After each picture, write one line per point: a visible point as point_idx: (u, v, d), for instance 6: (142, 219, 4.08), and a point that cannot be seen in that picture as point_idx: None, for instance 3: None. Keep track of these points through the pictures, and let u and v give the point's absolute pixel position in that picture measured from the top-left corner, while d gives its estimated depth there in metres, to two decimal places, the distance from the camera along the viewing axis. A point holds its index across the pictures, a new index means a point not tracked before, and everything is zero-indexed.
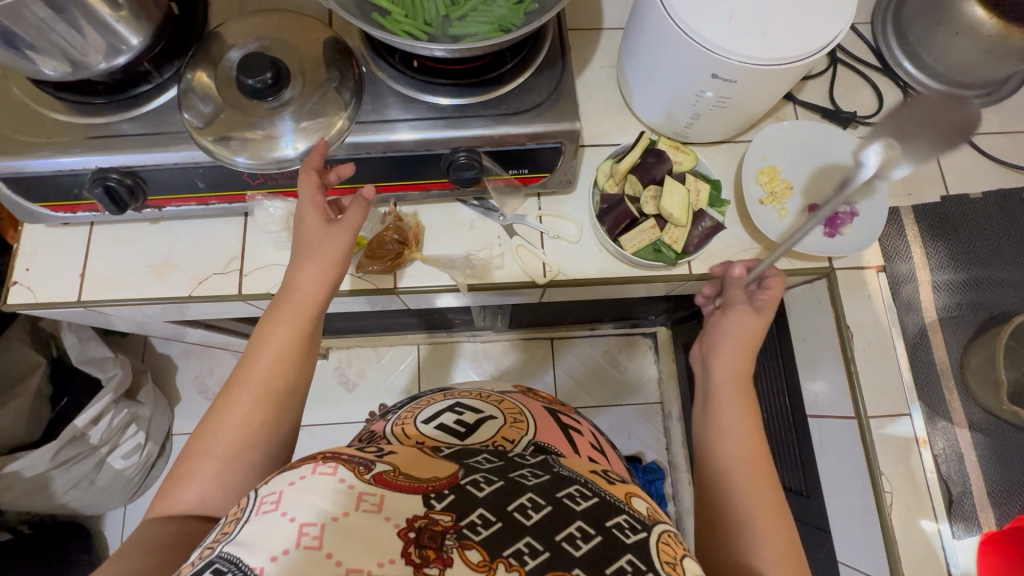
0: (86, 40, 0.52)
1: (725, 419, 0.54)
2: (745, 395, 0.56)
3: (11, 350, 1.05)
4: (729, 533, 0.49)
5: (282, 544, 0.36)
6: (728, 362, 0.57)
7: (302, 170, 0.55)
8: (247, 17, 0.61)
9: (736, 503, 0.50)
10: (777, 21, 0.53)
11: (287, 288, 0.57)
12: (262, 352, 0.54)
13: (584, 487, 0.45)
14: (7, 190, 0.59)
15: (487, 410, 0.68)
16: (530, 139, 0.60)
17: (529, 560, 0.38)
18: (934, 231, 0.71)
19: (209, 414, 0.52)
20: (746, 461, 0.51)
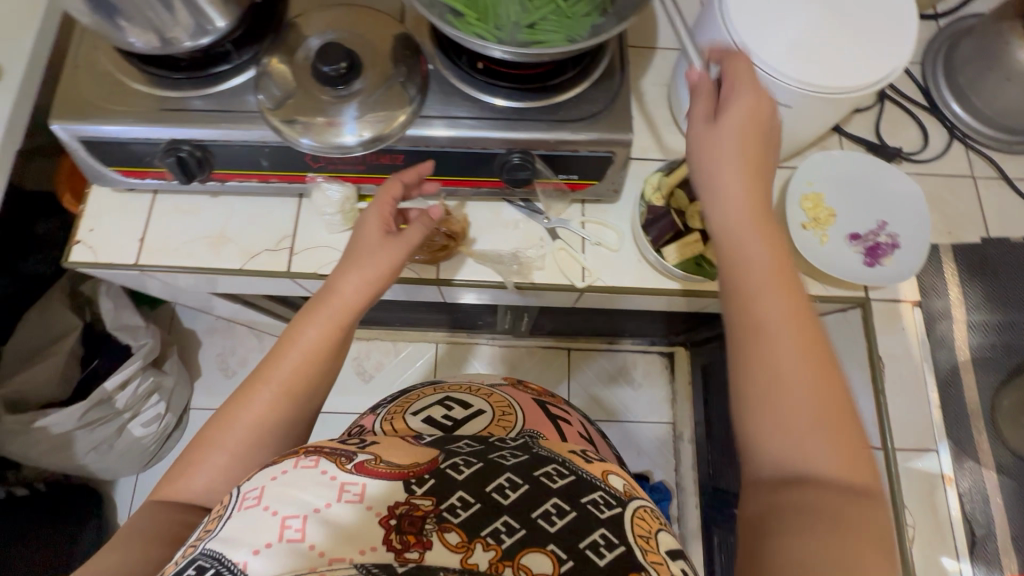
0: (174, 19, 0.57)
1: (756, 295, 0.44)
2: (775, 247, 0.46)
3: (49, 309, 1.10)
4: (775, 438, 0.41)
5: (265, 537, 0.39)
6: (746, 232, 0.46)
7: (393, 177, 0.61)
8: (326, 10, 0.64)
9: (783, 399, 0.41)
10: (837, 52, 0.55)
11: (328, 291, 0.58)
12: (292, 351, 0.56)
13: (560, 466, 0.49)
14: (85, 153, 0.62)
15: (474, 404, 0.72)
16: (584, 146, 0.62)
17: (505, 538, 0.41)
18: (972, 273, 0.73)
19: (229, 400, 0.54)
20: (785, 327, 0.42)
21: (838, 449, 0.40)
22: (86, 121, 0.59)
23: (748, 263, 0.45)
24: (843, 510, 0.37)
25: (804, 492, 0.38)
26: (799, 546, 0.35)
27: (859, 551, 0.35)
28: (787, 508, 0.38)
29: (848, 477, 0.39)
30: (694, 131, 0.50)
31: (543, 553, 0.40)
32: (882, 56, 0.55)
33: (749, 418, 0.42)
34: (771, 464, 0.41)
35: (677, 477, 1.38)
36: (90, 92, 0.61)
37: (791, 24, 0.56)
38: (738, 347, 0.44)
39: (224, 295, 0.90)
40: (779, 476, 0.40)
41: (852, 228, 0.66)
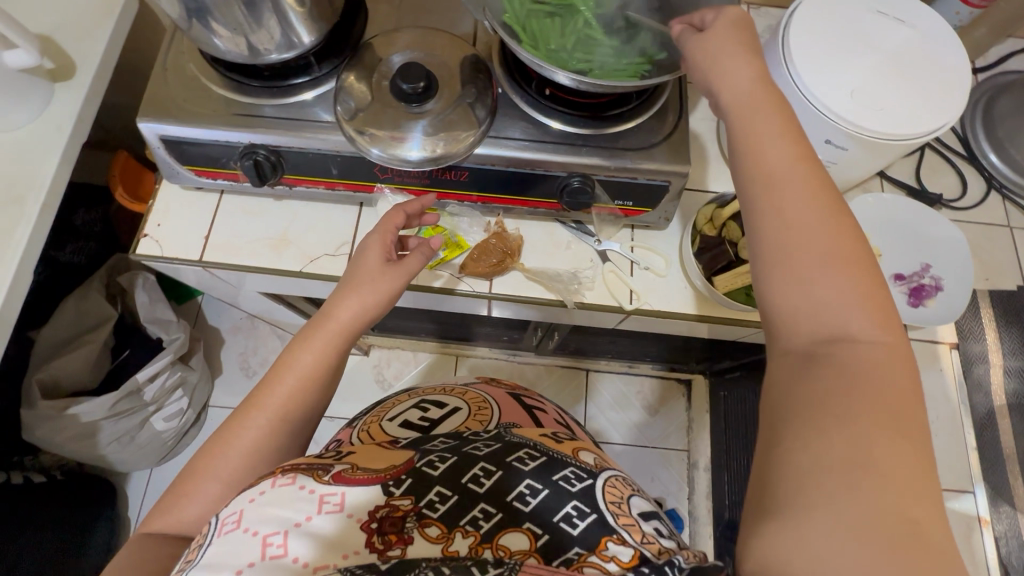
0: (262, 29, 0.58)
1: (774, 167, 0.43)
2: (788, 127, 0.44)
3: (86, 298, 1.10)
4: (801, 307, 0.40)
5: (248, 557, 0.39)
6: (759, 111, 0.45)
7: (396, 208, 0.64)
8: (405, 31, 0.68)
9: (809, 269, 0.40)
10: (896, 101, 0.57)
11: (326, 315, 0.60)
12: (286, 376, 0.57)
13: (533, 449, 0.52)
14: (164, 152, 0.65)
15: (450, 403, 0.74)
16: (644, 174, 0.64)
17: (483, 524, 0.44)
18: (1008, 317, 0.75)
19: (224, 425, 0.56)
20: (808, 196, 0.42)
21: (870, 312, 0.39)
22: (169, 121, 0.62)
23: (763, 143, 0.44)
24: (870, 375, 0.37)
25: (836, 361, 0.38)
26: (826, 421, 0.36)
27: (887, 419, 0.35)
28: (816, 385, 0.38)
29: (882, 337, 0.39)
30: (695, 43, 0.50)
31: (520, 531, 0.44)
32: (939, 108, 0.57)
33: (773, 295, 0.41)
34: (797, 332, 0.40)
35: (689, 505, 1.36)
36: (175, 95, 0.64)
37: (851, 72, 0.58)
38: (760, 226, 0.42)
39: (265, 295, 0.91)
40: (809, 343, 0.40)
41: (897, 268, 0.68)
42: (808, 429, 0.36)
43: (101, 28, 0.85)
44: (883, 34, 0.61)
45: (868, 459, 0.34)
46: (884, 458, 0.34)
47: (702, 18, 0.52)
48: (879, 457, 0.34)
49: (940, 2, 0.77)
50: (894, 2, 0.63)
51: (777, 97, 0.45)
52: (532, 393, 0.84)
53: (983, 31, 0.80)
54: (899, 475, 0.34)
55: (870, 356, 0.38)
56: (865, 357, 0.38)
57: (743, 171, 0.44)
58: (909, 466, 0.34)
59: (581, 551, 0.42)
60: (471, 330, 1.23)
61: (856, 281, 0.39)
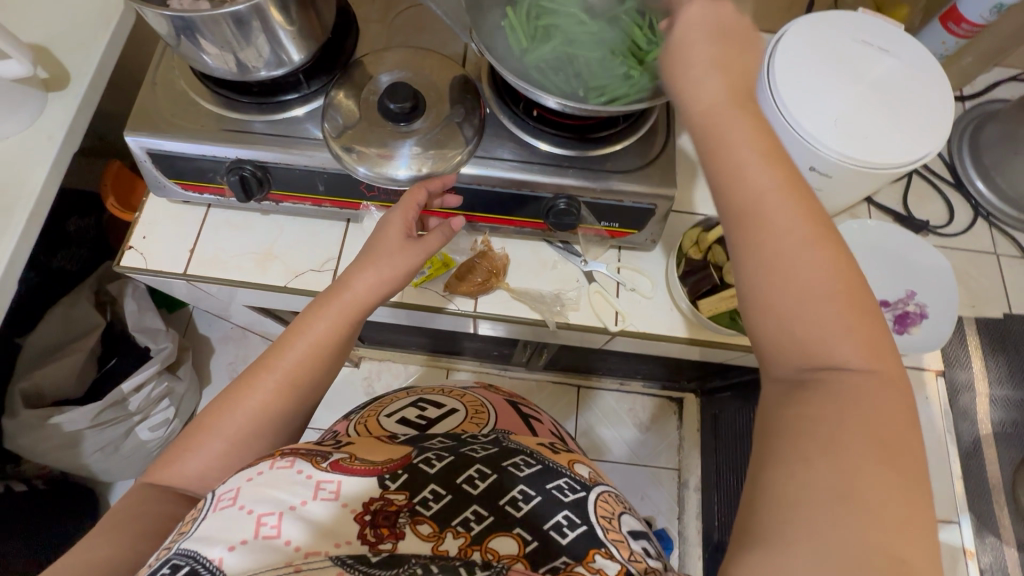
0: (251, 46, 0.58)
1: (756, 194, 0.39)
2: (769, 147, 0.39)
3: (75, 306, 1.10)
4: (784, 335, 0.38)
5: (240, 535, 0.38)
6: (735, 135, 0.40)
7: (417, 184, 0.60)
8: (395, 51, 0.68)
9: (794, 299, 0.37)
10: (880, 131, 0.58)
11: (341, 284, 0.58)
12: (298, 341, 0.56)
13: (528, 457, 0.51)
14: (151, 165, 0.65)
15: (449, 404, 0.73)
16: (630, 197, 0.64)
17: (474, 526, 0.43)
18: (995, 345, 0.75)
19: (236, 380, 0.55)
20: (791, 220, 0.38)
21: (857, 336, 0.36)
22: (156, 135, 0.62)
23: (740, 170, 0.39)
24: (854, 407, 0.35)
25: (821, 394, 0.36)
26: (809, 459, 0.34)
27: (877, 452, 0.33)
28: (798, 423, 0.36)
29: (867, 362, 0.37)
30: (662, 52, 0.44)
31: (509, 536, 0.43)
32: (923, 138, 0.58)
33: (756, 322, 0.39)
34: (784, 360, 0.38)
35: (679, 526, 1.34)
36: (164, 109, 0.64)
37: (835, 101, 0.59)
38: (741, 256, 0.39)
39: (251, 308, 0.90)
40: (797, 372, 0.38)
41: (882, 294, 0.68)
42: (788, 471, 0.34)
43: (95, 39, 0.86)
44: (867, 64, 0.61)
45: (855, 492, 0.32)
46: (875, 498, 0.32)
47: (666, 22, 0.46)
48: (867, 496, 0.32)
49: (927, 31, 0.78)
50: (879, 33, 0.64)
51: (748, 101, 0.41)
52: (530, 402, 0.83)
53: (970, 59, 0.81)
54: (891, 516, 0.32)
55: (856, 384, 0.36)
56: (852, 386, 0.36)
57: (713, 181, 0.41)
58: (898, 499, 0.33)
59: (568, 560, 0.41)
60: (461, 345, 1.23)
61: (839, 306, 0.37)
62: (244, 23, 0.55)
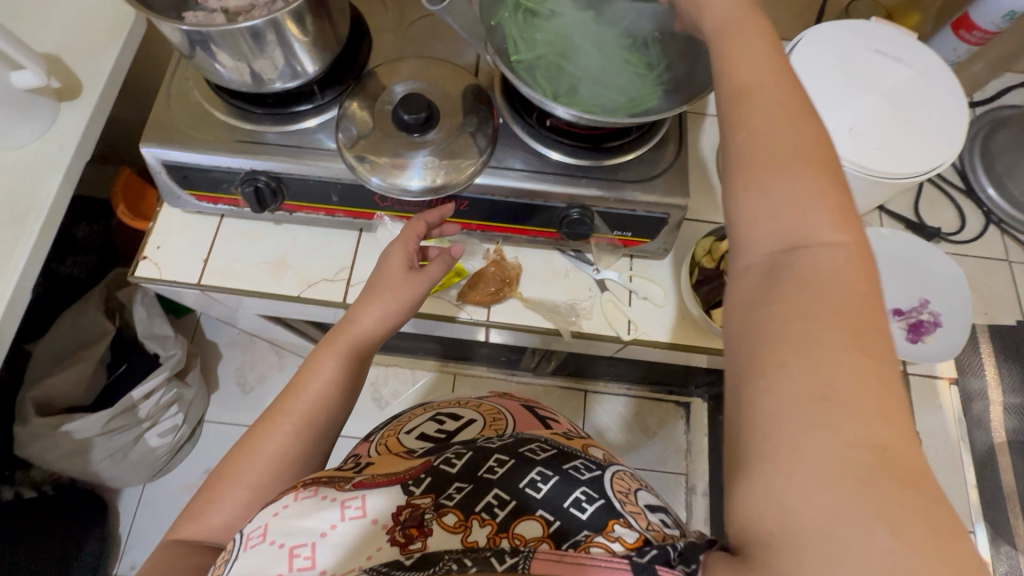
0: (266, 57, 0.58)
1: (747, 76, 0.40)
2: (761, 38, 0.41)
3: (83, 314, 1.10)
4: (757, 202, 0.37)
5: (275, 569, 0.39)
6: (732, 29, 0.42)
7: (415, 218, 0.62)
8: (408, 61, 0.68)
9: (772, 165, 0.36)
10: (893, 141, 0.58)
11: (345, 323, 0.58)
12: (312, 383, 0.56)
13: (544, 443, 0.52)
14: (167, 177, 0.66)
15: (466, 415, 0.73)
16: (643, 206, 0.64)
17: (498, 512, 0.43)
18: (1009, 354, 0.75)
19: (251, 431, 0.55)
20: (775, 98, 0.38)
21: (829, 208, 0.35)
22: (171, 146, 0.63)
23: (730, 56, 0.41)
24: (819, 282, 0.34)
25: (795, 271, 0.34)
26: (785, 359, 0.32)
27: (847, 336, 0.32)
28: (768, 315, 0.34)
29: (837, 233, 0.35)
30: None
31: (533, 519, 0.43)
32: (936, 149, 0.58)
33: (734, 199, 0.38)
34: (759, 234, 0.37)
35: None
36: (178, 120, 0.64)
37: (848, 110, 0.59)
38: (730, 128, 0.39)
39: (262, 315, 0.90)
40: (773, 245, 0.36)
41: (895, 303, 0.68)
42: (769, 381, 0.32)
43: (107, 49, 0.86)
44: (881, 74, 0.61)
45: (831, 388, 0.31)
46: (849, 388, 0.31)
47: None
48: (844, 390, 0.31)
49: (938, 38, 0.78)
50: (892, 42, 0.64)
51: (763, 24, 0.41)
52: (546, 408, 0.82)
53: (981, 64, 0.81)
54: (864, 402, 0.31)
55: (828, 258, 0.34)
56: (826, 262, 0.34)
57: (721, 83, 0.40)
58: (873, 384, 0.31)
59: (588, 533, 0.40)
60: (469, 351, 1.23)
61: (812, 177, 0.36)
62: (260, 36, 0.55)
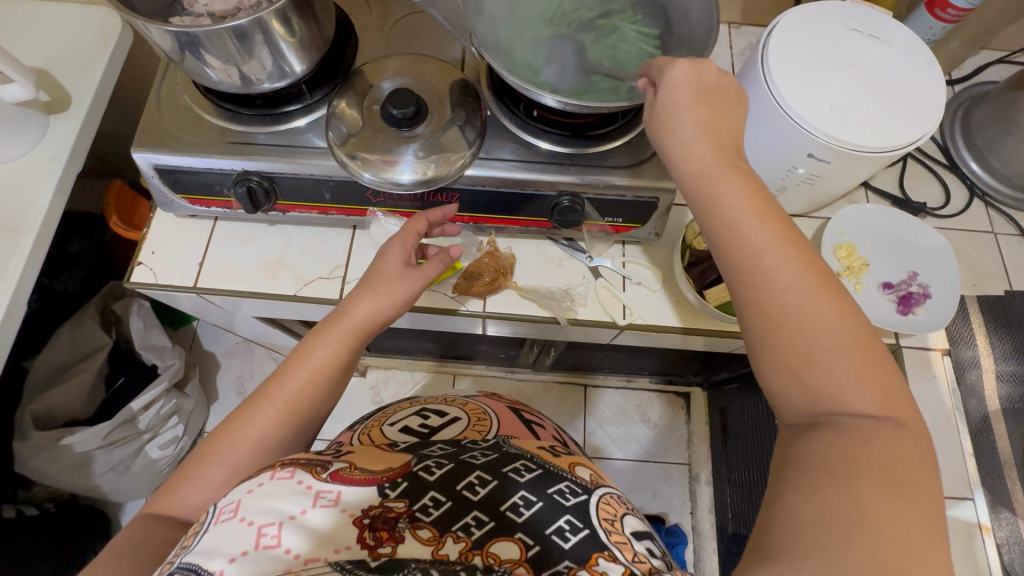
0: (254, 59, 0.59)
1: (754, 248, 0.42)
2: (758, 204, 0.43)
3: (80, 326, 1.10)
4: (794, 381, 0.40)
5: (242, 546, 0.39)
6: (722, 186, 0.44)
7: (416, 214, 0.63)
8: (399, 58, 0.69)
9: (806, 348, 0.40)
10: (875, 116, 0.59)
11: (340, 312, 0.59)
12: (299, 369, 0.56)
13: (529, 462, 0.52)
14: (158, 181, 0.66)
15: (450, 412, 0.74)
16: (631, 192, 0.65)
17: (474, 531, 0.44)
18: (998, 322, 0.74)
19: (235, 412, 0.55)
20: (790, 274, 0.41)
21: (867, 383, 0.39)
22: (162, 149, 0.63)
23: (732, 222, 0.43)
24: (867, 445, 0.36)
25: (830, 436, 0.38)
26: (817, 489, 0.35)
27: (887, 483, 0.34)
28: (812, 459, 0.37)
29: (880, 407, 0.38)
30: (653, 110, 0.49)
31: (511, 541, 0.44)
32: (915, 122, 0.59)
33: (768, 372, 0.41)
34: (795, 405, 0.40)
35: (693, 521, 1.34)
36: (169, 124, 0.65)
37: (832, 88, 0.60)
38: (749, 307, 0.42)
39: (260, 319, 0.91)
40: (808, 415, 0.40)
41: (885, 277, 0.69)
42: (804, 493, 0.35)
43: (95, 61, 0.86)
44: (861, 51, 0.62)
45: (865, 517, 0.33)
46: (890, 528, 0.33)
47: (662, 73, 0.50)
48: (879, 520, 0.33)
49: (913, 18, 0.79)
50: (868, 20, 0.65)
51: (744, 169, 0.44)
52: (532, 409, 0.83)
53: (957, 43, 0.83)
54: (904, 546, 0.32)
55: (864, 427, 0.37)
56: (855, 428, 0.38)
57: (724, 259, 0.44)
58: (913, 529, 0.33)
59: (571, 564, 0.41)
60: (466, 349, 1.23)
61: (846, 354, 0.39)
62: (246, 36, 0.56)
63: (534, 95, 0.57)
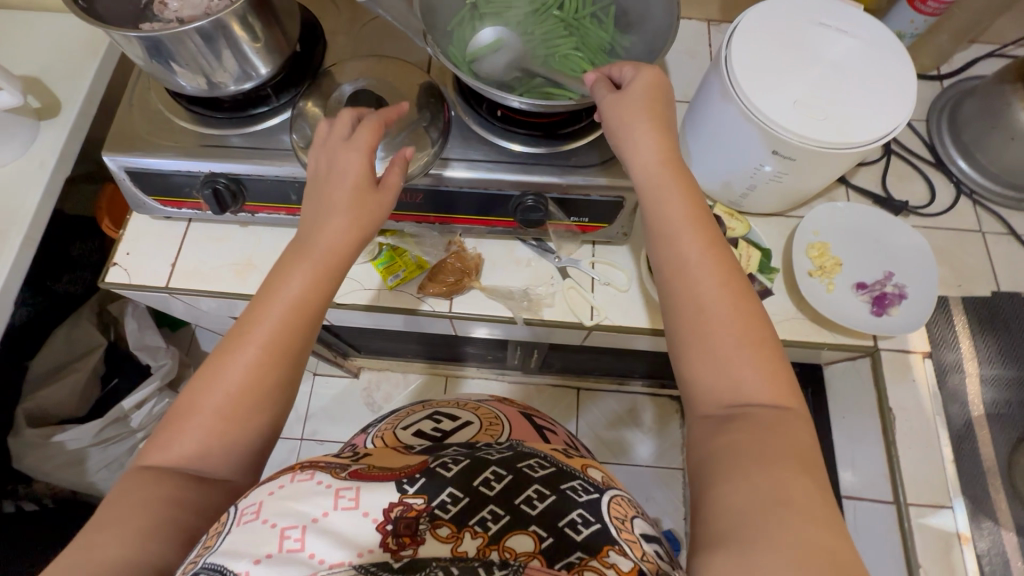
0: (217, 61, 0.60)
1: (682, 255, 0.47)
2: (694, 213, 0.48)
3: (77, 326, 1.14)
4: (715, 373, 0.43)
5: (265, 549, 0.38)
6: (666, 190, 0.49)
7: (371, 123, 0.55)
8: (360, 59, 0.70)
9: (712, 337, 0.44)
10: (839, 112, 0.57)
11: (309, 239, 0.53)
12: (273, 306, 0.50)
13: (543, 460, 0.51)
14: (130, 184, 0.68)
15: (462, 416, 0.73)
16: (597, 191, 0.64)
17: (491, 526, 0.43)
18: (983, 324, 0.72)
19: (209, 361, 0.49)
20: (707, 276, 0.46)
21: (772, 382, 0.43)
22: (132, 152, 0.64)
23: (667, 228, 0.48)
24: (778, 434, 0.40)
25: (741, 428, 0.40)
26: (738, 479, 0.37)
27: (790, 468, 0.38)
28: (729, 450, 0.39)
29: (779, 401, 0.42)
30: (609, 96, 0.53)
31: (526, 533, 0.43)
32: (882, 114, 0.57)
33: (690, 365, 0.45)
34: (714, 395, 0.43)
35: (685, 526, 1.32)
36: (139, 128, 0.66)
37: (794, 83, 0.59)
38: (673, 303, 0.47)
39: None
40: (726, 407, 0.43)
41: (859, 276, 0.67)
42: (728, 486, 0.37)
43: (86, 69, 0.89)
44: (823, 45, 0.61)
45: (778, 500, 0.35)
46: (801, 505, 0.35)
47: (619, 71, 0.54)
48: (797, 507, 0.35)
49: (894, 12, 0.77)
50: (833, 13, 0.63)
51: (682, 171, 0.50)
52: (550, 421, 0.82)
53: (945, 36, 0.81)
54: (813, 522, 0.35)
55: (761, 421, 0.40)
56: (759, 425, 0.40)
57: (659, 262, 0.49)
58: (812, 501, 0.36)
59: (582, 555, 0.41)
60: (457, 350, 1.23)
61: (746, 348, 0.43)
62: (208, 35, 0.56)
63: (497, 98, 0.56)
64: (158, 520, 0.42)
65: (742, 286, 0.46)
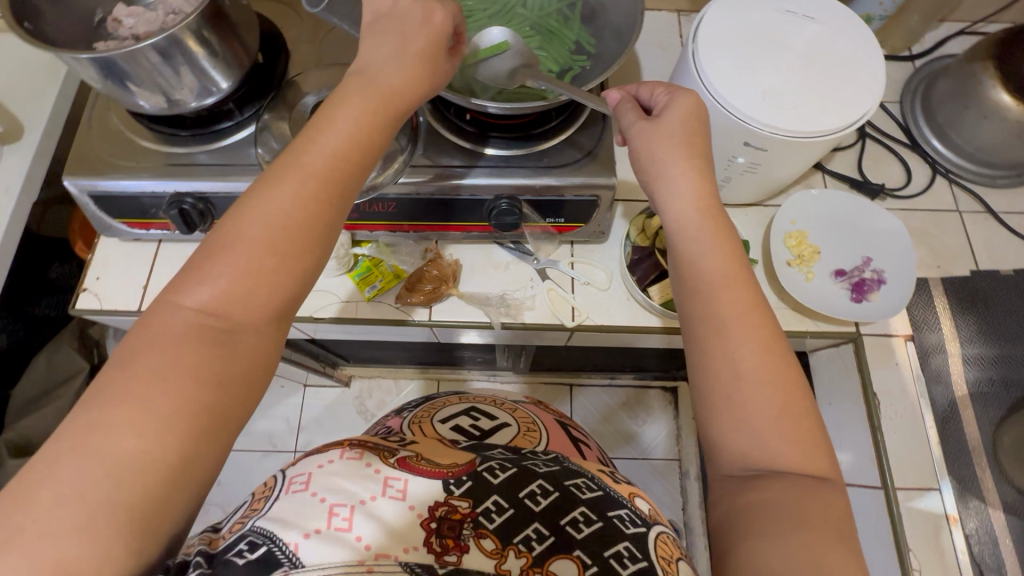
0: (175, 77, 0.58)
1: (718, 311, 0.44)
2: (730, 262, 0.46)
3: (57, 352, 1.12)
4: (746, 441, 0.42)
5: (314, 524, 0.39)
6: (698, 238, 0.47)
7: None
8: (320, 70, 0.70)
9: (747, 406, 0.42)
10: (809, 100, 0.57)
11: (364, 73, 0.47)
12: (326, 134, 0.44)
13: (589, 480, 0.50)
14: (95, 208, 0.66)
15: (500, 417, 0.73)
16: (571, 191, 0.63)
17: (536, 545, 0.43)
18: (963, 304, 0.72)
19: (254, 185, 0.43)
20: (745, 339, 0.43)
21: (799, 446, 0.41)
22: (94, 175, 0.63)
23: (702, 279, 0.46)
24: (815, 491, 0.39)
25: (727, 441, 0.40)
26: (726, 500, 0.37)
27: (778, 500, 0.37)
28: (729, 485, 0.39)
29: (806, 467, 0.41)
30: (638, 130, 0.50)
31: (570, 559, 0.42)
32: (854, 100, 0.57)
33: (721, 432, 0.43)
34: (736, 458, 0.42)
35: (684, 517, 1.32)
36: (99, 150, 0.65)
37: (763, 73, 0.58)
38: (708, 359, 0.44)
39: None
40: (748, 470, 0.41)
41: (837, 264, 0.67)
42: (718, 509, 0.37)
43: (45, 89, 0.87)
44: (792, 33, 0.60)
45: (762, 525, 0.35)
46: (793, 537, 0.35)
47: (653, 95, 0.53)
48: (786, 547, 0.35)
49: None
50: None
51: (719, 219, 0.47)
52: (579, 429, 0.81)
53: (915, 16, 0.80)
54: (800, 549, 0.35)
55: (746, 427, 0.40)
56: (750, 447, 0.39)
57: (691, 313, 0.46)
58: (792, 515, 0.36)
59: None
60: (445, 355, 1.22)
61: (783, 421, 0.41)
62: (164, 51, 0.55)
63: (472, 105, 0.55)
64: (176, 410, 0.36)
65: (779, 351, 0.43)
